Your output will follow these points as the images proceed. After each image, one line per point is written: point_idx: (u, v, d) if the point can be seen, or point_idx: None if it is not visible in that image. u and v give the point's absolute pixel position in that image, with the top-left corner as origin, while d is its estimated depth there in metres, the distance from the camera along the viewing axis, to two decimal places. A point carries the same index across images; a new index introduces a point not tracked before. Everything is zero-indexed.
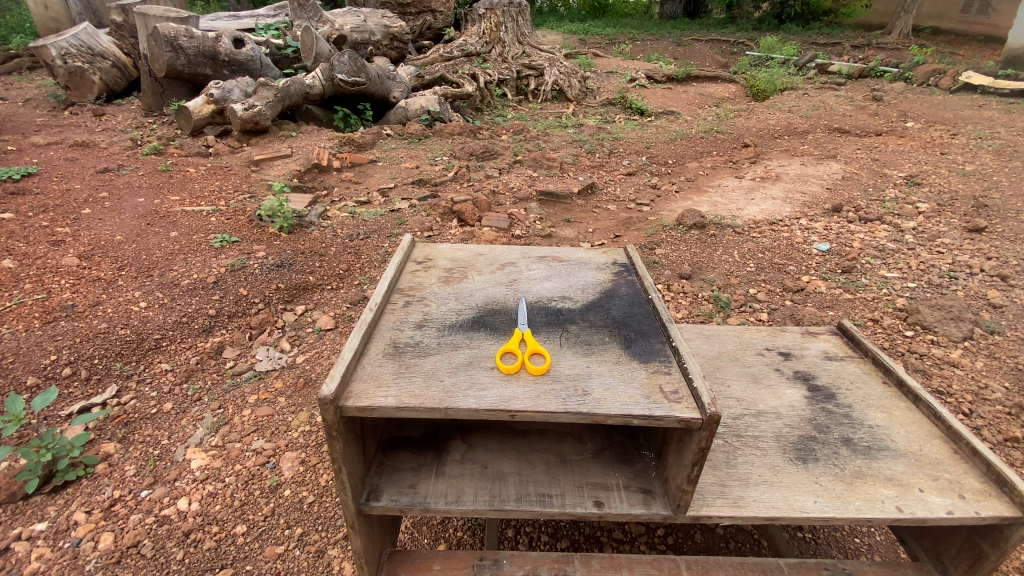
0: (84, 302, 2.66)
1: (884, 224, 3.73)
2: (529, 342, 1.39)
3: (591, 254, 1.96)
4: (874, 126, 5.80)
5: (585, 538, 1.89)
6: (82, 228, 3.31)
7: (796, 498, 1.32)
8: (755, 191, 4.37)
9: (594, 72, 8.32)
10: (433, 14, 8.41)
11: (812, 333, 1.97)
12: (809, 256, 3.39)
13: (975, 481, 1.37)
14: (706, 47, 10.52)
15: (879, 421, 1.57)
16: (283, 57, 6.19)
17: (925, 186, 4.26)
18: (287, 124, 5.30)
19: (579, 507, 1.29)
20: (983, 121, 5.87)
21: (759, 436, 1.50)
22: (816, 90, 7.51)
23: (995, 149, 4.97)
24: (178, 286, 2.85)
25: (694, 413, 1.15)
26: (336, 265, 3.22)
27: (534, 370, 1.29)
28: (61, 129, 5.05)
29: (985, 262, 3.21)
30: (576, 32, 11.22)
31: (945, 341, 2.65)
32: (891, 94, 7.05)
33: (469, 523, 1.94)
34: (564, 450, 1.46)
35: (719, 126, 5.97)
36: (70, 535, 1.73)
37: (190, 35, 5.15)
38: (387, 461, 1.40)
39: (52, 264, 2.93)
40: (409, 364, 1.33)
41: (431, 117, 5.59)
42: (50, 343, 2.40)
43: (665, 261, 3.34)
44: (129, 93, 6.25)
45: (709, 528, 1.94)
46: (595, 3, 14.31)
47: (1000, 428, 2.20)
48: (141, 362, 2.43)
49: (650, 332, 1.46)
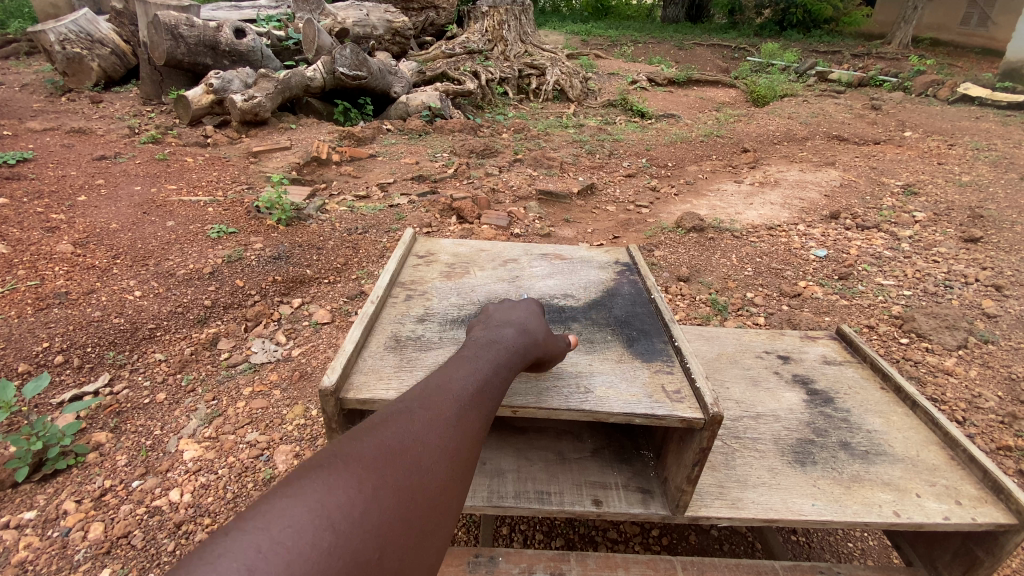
0: (78, 290, 2.64)
1: (881, 232, 3.75)
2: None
3: (594, 252, 1.96)
4: (872, 135, 5.83)
5: (579, 537, 1.89)
6: (76, 215, 3.28)
7: (794, 501, 1.32)
8: (753, 196, 4.38)
9: (595, 73, 8.32)
10: (436, 11, 8.40)
11: (811, 338, 1.97)
12: (806, 262, 3.40)
13: (971, 487, 1.37)
14: (707, 52, 10.56)
15: (877, 426, 1.57)
16: (283, 50, 6.15)
17: (922, 196, 4.28)
18: (286, 116, 5.26)
19: (577, 505, 1.28)
20: (981, 132, 5.91)
21: (757, 439, 1.50)
22: (816, 98, 7.55)
23: (992, 160, 5.00)
24: (174, 276, 2.82)
25: (696, 413, 1.14)
26: (333, 259, 3.20)
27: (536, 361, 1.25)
28: (58, 115, 4.99)
29: (980, 272, 3.23)
30: (578, 33, 11.23)
31: (939, 350, 2.66)
32: (889, 103, 7.09)
33: (463, 520, 1.93)
34: (562, 448, 1.45)
35: (719, 130, 5.98)
36: (59, 524, 1.71)
37: (190, 24, 5.13)
38: None
39: (46, 251, 2.90)
40: (410, 357, 1.32)
41: (432, 113, 5.57)
42: (42, 330, 2.38)
43: (663, 262, 3.34)
44: (127, 80, 6.20)
45: (703, 530, 1.94)
46: (597, 6, 14.36)
47: (993, 437, 2.21)
48: (134, 351, 2.41)
49: (653, 332, 1.46)
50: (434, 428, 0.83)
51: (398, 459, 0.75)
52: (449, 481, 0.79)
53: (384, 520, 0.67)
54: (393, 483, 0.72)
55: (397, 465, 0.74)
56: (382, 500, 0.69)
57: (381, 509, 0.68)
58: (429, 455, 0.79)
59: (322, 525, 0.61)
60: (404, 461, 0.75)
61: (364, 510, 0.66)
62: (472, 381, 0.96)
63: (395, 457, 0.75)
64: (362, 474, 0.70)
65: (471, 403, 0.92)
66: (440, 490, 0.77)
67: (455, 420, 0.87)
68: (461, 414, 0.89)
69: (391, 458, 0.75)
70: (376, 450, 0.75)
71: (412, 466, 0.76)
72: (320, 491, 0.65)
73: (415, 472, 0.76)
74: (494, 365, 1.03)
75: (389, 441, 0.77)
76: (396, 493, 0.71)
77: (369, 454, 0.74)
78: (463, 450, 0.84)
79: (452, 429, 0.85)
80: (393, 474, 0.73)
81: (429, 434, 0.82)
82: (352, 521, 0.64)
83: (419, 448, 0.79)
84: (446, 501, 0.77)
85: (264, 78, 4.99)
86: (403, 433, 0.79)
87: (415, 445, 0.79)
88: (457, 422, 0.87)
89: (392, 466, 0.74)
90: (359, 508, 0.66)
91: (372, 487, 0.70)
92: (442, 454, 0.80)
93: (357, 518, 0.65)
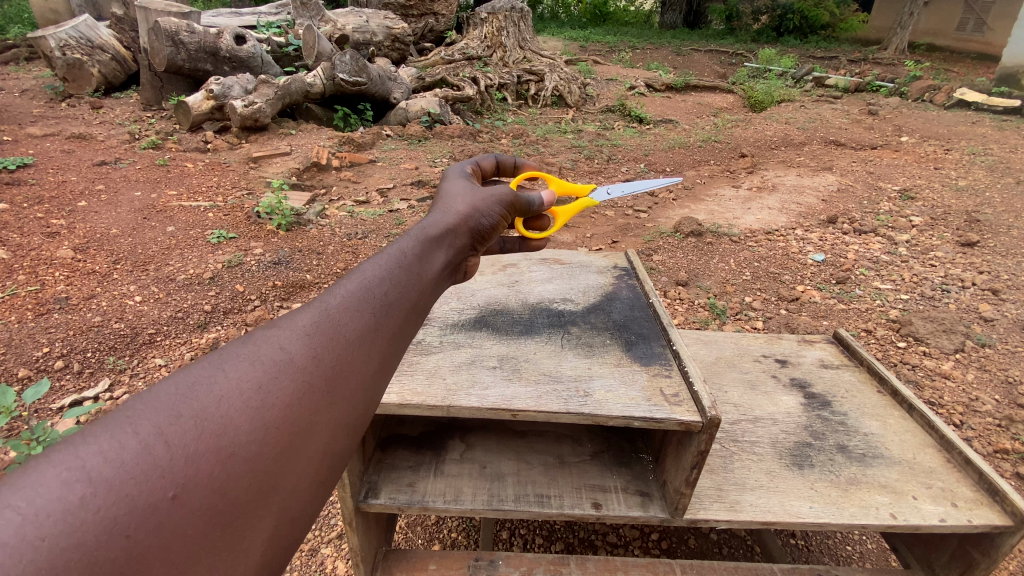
0: (78, 296, 2.65)
1: (878, 236, 3.77)
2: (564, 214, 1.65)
3: (593, 257, 1.98)
4: (869, 140, 5.86)
5: (579, 541, 1.90)
6: (77, 220, 3.30)
7: (792, 503, 1.33)
8: (751, 201, 4.40)
9: (594, 79, 8.36)
10: (435, 17, 8.45)
11: (808, 341, 1.99)
12: (804, 266, 3.42)
13: (968, 490, 1.38)
14: (705, 57, 10.64)
15: (874, 429, 1.58)
16: (283, 56, 6.16)
17: (919, 201, 4.30)
18: (286, 122, 5.29)
19: (577, 509, 1.29)
20: (977, 137, 5.95)
21: (755, 442, 1.51)
22: (813, 103, 7.59)
23: (988, 165, 5.03)
24: (173, 281, 2.84)
25: (695, 416, 1.15)
26: (334, 263, 3.17)
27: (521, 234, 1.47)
28: (58, 121, 5.02)
29: (976, 277, 3.25)
30: (576, 39, 11.30)
31: (936, 354, 2.68)
32: (886, 108, 7.13)
33: (464, 524, 1.95)
34: (562, 452, 1.46)
35: (717, 135, 6.01)
36: None
37: (191, 30, 5.15)
38: (386, 459, 1.42)
39: (47, 256, 2.91)
40: (410, 362, 1.34)
41: (431, 119, 5.62)
42: (43, 335, 2.40)
43: (662, 267, 3.36)
44: (128, 86, 6.23)
45: (702, 534, 1.95)
46: (596, 12, 14.45)
47: (990, 440, 2.23)
48: (134, 356, 2.41)
49: (652, 335, 1.47)
50: (289, 335, 0.60)
51: (224, 383, 0.54)
52: (316, 402, 0.58)
53: (202, 467, 0.49)
54: (210, 414, 0.52)
55: (222, 389, 0.53)
56: (195, 443, 0.50)
57: (183, 454, 0.49)
58: (279, 371, 0.57)
59: (68, 492, 0.44)
60: (232, 384, 0.54)
61: (149, 459, 0.47)
62: (368, 270, 0.73)
63: (219, 381, 0.54)
64: (166, 410, 0.50)
65: (358, 296, 0.68)
66: (301, 412, 0.57)
67: (328, 319, 0.64)
68: (339, 311, 0.65)
69: (211, 382, 0.54)
70: (190, 374, 0.54)
71: (247, 387, 0.54)
72: (74, 450, 0.46)
73: (252, 395, 0.54)
74: (401, 252, 0.79)
75: (215, 358, 0.56)
76: (215, 428, 0.51)
77: (176, 380, 0.53)
78: (353, 358, 0.63)
79: (330, 333, 0.63)
80: (213, 403, 0.52)
81: (277, 344, 0.59)
82: (128, 480, 0.46)
83: (263, 360, 0.57)
84: (315, 427, 0.57)
85: (264, 84, 5.02)
86: (239, 347, 0.58)
87: (257, 359, 0.57)
88: (333, 323, 0.64)
89: (207, 389, 0.53)
90: (139, 459, 0.47)
91: (172, 425, 0.50)
92: (300, 362, 0.59)
93: (141, 474, 0.46)
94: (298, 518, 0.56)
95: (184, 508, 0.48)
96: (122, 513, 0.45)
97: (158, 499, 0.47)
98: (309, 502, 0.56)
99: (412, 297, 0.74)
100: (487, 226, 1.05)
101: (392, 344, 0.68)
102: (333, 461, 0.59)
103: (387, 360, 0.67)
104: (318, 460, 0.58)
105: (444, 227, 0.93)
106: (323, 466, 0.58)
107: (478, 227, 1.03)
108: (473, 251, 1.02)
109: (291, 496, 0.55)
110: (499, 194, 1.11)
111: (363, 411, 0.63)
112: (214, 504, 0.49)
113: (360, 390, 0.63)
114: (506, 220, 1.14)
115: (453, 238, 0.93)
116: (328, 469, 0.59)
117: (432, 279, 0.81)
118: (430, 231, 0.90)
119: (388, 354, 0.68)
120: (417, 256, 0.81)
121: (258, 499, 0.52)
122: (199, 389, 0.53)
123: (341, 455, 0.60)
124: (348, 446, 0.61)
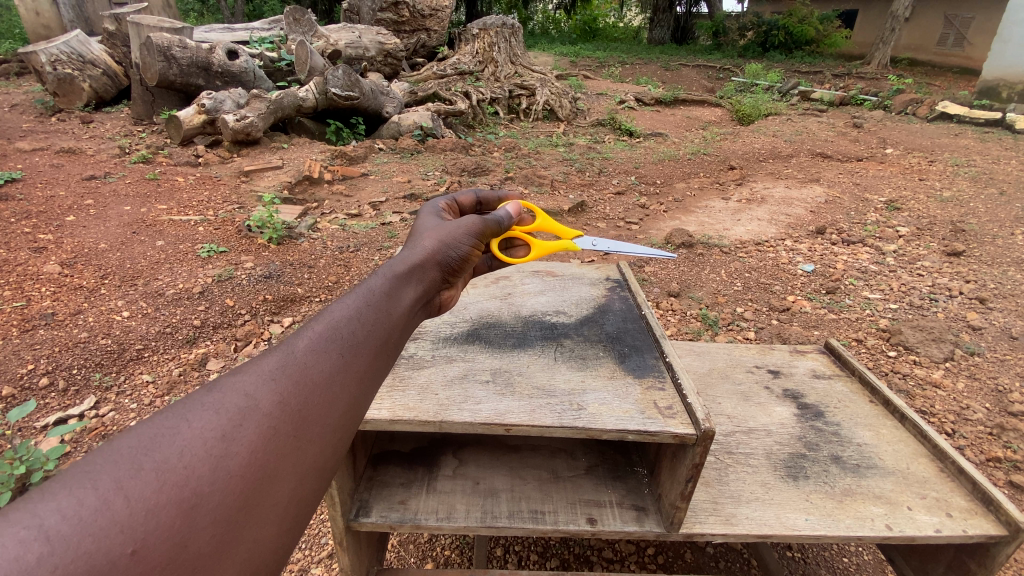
0: (64, 311, 2.62)
1: (867, 247, 3.81)
2: (537, 249, 1.63)
3: (585, 270, 1.99)
4: (855, 152, 5.94)
5: (574, 557, 1.88)
6: (65, 235, 3.26)
7: (788, 515, 1.32)
8: (741, 212, 4.44)
9: (585, 93, 8.44)
10: (427, 33, 8.50)
11: (800, 352, 2.00)
12: (794, 277, 3.44)
13: (962, 499, 1.39)
14: (693, 72, 10.81)
15: (868, 439, 1.58)
16: (276, 70, 6.20)
17: (904, 211, 4.35)
18: (278, 136, 5.30)
19: (571, 525, 1.28)
20: (959, 149, 6.05)
21: (749, 454, 1.50)
22: (799, 116, 7.73)
23: (971, 176, 5.11)
24: (163, 296, 2.81)
25: (689, 429, 1.14)
26: (324, 277, 3.15)
27: (502, 255, 1.51)
28: (47, 135, 4.99)
29: (963, 286, 3.29)
30: (567, 54, 11.43)
31: (926, 362, 2.70)
32: (870, 121, 7.26)
33: (457, 542, 1.93)
34: (556, 466, 1.45)
35: (706, 148, 6.08)
36: None
37: (183, 45, 5.16)
38: (377, 476, 1.40)
39: (33, 271, 2.88)
40: (402, 376, 1.32)
41: (424, 133, 5.66)
42: (28, 352, 2.37)
43: (654, 278, 3.39)
44: (118, 101, 6.21)
45: (698, 548, 1.94)
46: (585, 28, 14.67)
47: (982, 448, 2.24)
48: (120, 372, 2.36)
49: (645, 348, 1.47)
50: (254, 382, 0.62)
51: (187, 433, 0.55)
52: (282, 448, 0.60)
53: (169, 524, 0.50)
54: (174, 465, 0.53)
55: (186, 439, 0.55)
56: (158, 495, 0.51)
57: (144, 507, 0.50)
58: (243, 419, 0.58)
59: (25, 551, 0.43)
60: (196, 434, 0.55)
61: (109, 515, 0.48)
62: (335, 311, 0.75)
63: (182, 431, 0.55)
64: (131, 464, 0.51)
65: (325, 337, 0.70)
66: (268, 459, 0.58)
67: (296, 363, 0.66)
68: (306, 355, 0.67)
69: (174, 432, 0.55)
70: (153, 425, 0.55)
71: (211, 436, 0.56)
72: (31, 507, 0.46)
73: (217, 444, 0.56)
74: (368, 291, 0.81)
75: (178, 408, 0.57)
76: (180, 478, 0.52)
77: (138, 432, 0.54)
78: (318, 407, 0.65)
79: (295, 382, 0.64)
80: (176, 455, 0.53)
81: (243, 390, 0.60)
82: (85, 537, 0.46)
83: (229, 407, 0.58)
84: (284, 472, 0.60)
85: (256, 98, 5.02)
86: (204, 395, 0.59)
87: (222, 407, 0.58)
88: (299, 367, 0.66)
89: (174, 438, 0.54)
90: (99, 515, 0.48)
91: (132, 479, 0.50)
92: (265, 410, 0.60)
93: (101, 530, 0.47)
94: (263, 567, 0.56)
95: (144, 563, 0.48)
96: (80, 570, 0.45)
97: (118, 554, 0.47)
98: (274, 550, 0.58)
99: (379, 336, 0.76)
100: (457, 258, 1.06)
101: (359, 386, 0.71)
102: (300, 508, 0.61)
103: (353, 404, 0.69)
104: (284, 508, 0.59)
105: (413, 263, 0.94)
106: (288, 512, 0.59)
107: (446, 260, 1.04)
108: (444, 284, 1.04)
109: (254, 545, 0.56)
110: (469, 225, 1.14)
111: (328, 454, 0.65)
112: (175, 557, 0.50)
113: (327, 433, 0.65)
114: (476, 248, 1.15)
115: (423, 272, 0.95)
116: (292, 515, 0.60)
117: (402, 316, 0.83)
118: (398, 267, 0.91)
119: (355, 396, 0.70)
120: (385, 294, 0.83)
121: (222, 549, 0.53)
122: (162, 440, 0.54)
123: (309, 499, 0.62)
124: (314, 491, 0.63)
